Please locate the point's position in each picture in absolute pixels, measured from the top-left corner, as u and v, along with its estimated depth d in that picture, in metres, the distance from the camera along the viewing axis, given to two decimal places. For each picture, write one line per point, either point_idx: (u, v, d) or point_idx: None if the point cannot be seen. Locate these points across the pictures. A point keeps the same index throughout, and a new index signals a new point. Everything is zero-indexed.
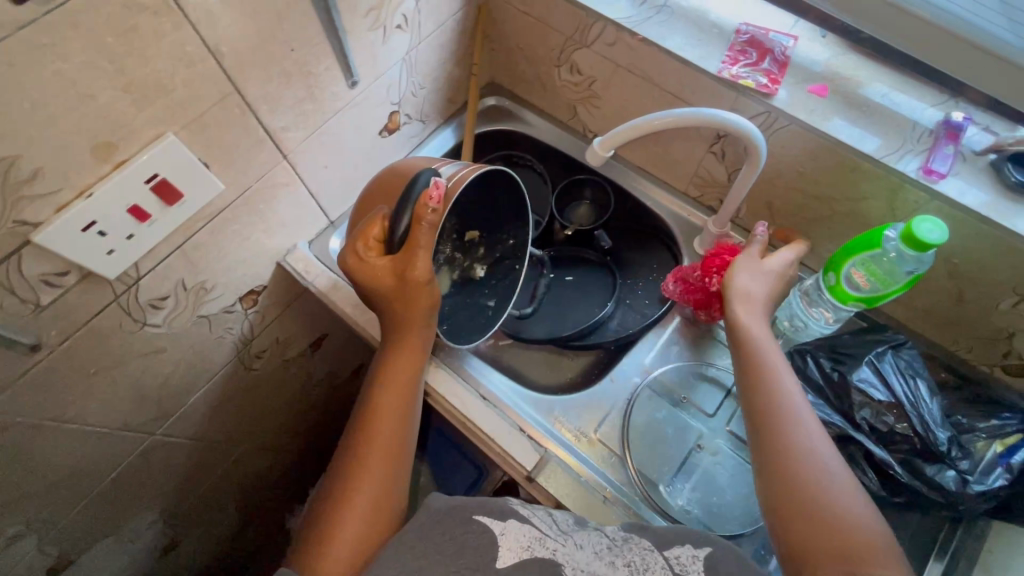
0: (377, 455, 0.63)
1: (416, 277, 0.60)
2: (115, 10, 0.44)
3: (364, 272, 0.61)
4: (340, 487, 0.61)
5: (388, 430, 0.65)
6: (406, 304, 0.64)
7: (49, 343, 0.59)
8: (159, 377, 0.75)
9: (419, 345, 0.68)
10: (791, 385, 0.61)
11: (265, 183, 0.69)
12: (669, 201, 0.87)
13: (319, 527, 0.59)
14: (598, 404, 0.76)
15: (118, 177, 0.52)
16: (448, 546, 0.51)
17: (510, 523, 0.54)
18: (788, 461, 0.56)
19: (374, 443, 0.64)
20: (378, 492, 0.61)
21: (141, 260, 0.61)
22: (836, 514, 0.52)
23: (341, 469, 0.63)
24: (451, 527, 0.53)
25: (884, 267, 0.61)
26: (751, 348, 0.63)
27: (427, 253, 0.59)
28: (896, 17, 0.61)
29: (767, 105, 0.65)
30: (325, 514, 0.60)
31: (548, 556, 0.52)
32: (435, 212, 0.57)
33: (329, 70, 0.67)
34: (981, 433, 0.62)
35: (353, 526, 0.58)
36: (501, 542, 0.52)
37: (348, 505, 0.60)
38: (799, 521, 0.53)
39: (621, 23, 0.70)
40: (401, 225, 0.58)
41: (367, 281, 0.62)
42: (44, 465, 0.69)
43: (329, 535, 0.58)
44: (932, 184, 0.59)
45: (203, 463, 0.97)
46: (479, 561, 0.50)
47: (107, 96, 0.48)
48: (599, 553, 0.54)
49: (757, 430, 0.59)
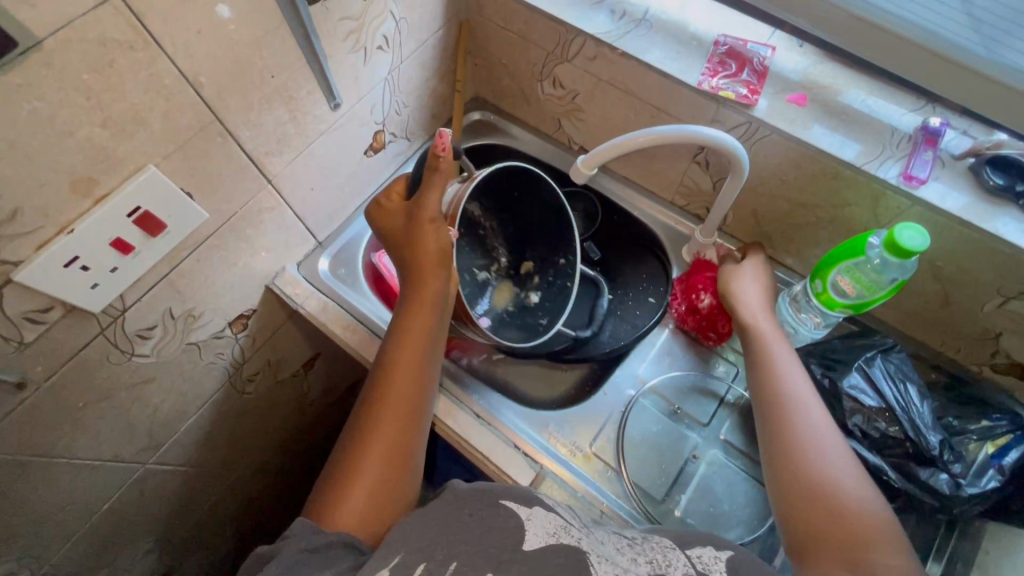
0: (393, 411, 0.62)
1: (425, 215, 0.66)
2: (90, 48, 0.44)
3: (384, 219, 0.70)
4: (354, 442, 0.61)
5: (403, 384, 0.63)
6: (420, 253, 0.66)
7: (35, 380, 0.58)
8: (150, 406, 0.75)
9: (433, 300, 0.66)
10: (800, 380, 0.61)
11: (250, 208, 0.69)
12: (656, 210, 0.87)
13: (332, 481, 0.58)
14: (592, 417, 0.76)
15: (100, 212, 0.52)
16: (472, 529, 0.49)
17: (536, 510, 0.53)
18: (800, 450, 0.56)
19: (389, 400, 0.62)
20: (394, 451, 0.60)
21: (126, 292, 0.60)
22: (843, 502, 0.52)
23: (355, 424, 0.62)
24: (476, 508, 0.51)
25: (869, 274, 0.61)
26: (761, 345, 0.65)
27: (436, 196, 0.66)
28: (868, 32, 0.61)
29: (748, 116, 0.65)
30: (338, 469, 0.59)
31: (574, 543, 0.50)
32: (445, 158, 0.64)
33: (312, 94, 0.67)
34: (973, 434, 0.62)
35: (367, 484, 0.57)
36: (527, 526, 0.51)
37: (363, 461, 0.59)
38: (801, 497, 0.54)
39: (601, 38, 0.70)
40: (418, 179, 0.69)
41: (386, 230, 0.70)
42: (35, 500, 0.69)
43: (343, 490, 0.57)
44: (913, 190, 0.60)
45: (198, 488, 0.97)
46: (504, 542, 0.49)
47: (84, 132, 0.47)
48: (621, 550, 0.53)
49: (769, 413, 0.60)
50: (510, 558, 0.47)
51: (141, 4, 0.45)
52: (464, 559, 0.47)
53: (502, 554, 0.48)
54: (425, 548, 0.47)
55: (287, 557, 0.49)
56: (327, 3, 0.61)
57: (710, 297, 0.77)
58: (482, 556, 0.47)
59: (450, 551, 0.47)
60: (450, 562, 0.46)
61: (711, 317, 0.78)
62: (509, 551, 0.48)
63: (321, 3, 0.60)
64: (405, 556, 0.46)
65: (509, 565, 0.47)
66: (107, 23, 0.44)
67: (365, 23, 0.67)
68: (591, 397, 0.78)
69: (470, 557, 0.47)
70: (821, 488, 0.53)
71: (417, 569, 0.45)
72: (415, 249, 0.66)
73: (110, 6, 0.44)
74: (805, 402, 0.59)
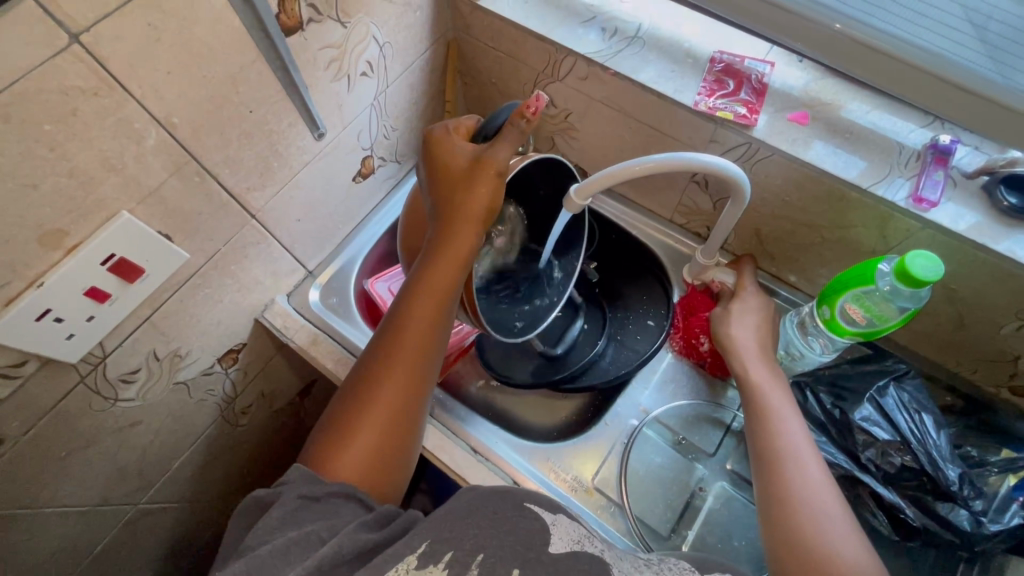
0: (404, 363, 0.57)
1: (484, 163, 0.56)
2: (50, 98, 0.42)
3: (447, 158, 0.58)
4: (363, 387, 0.57)
5: (419, 338, 0.58)
6: (464, 204, 0.57)
7: (13, 434, 0.56)
8: (138, 448, 0.73)
9: (461, 253, 0.58)
10: (798, 431, 0.59)
11: (234, 245, 0.67)
12: (655, 229, 0.84)
13: (339, 422, 0.56)
14: (595, 449, 0.73)
15: (71, 262, 0.50)
16: (498, 526, 0.45)
17: (561, 516, 0.49)
18: (791, 502, 0.54)
19: (401, 350, 0.57)
20: (402, 408, 0.57)
21: (105, 339, 0.58)
22: (832, 558, 0.50)
23: (363, 368, 0.58)
24: (502, 509, 0.47)
25: (878, 302, 0.58)
26: (755, 394, 0.63)
27: (505, 152, 0.55)
28: (873, 59, 0.59)
29: (747, 137, 0.62)
30: (344, 413, 0.56)
31: (597, 552, 0.46)
32: (529, 122, 0.54)
33: (293, 126, 0.64)
34: (993, 466, 0.60)
35: (368, 442, 0.54)
36: (553, 531, 0.46)
37: (370, 412, 0.55)
38: (796, 566, 0.51)
39: (592, 58, 0.67)
40: (489, 121, 0.58)
41: (444, 167, 0.58)
42: (22, 550, 0.67)
43: (350, 436, 0.54)
44: (923, 213, 0.57)
45: (194, 523, 0.94)
46: (530, 540, 0.44)
47: (50, 184, 0.45)
48: (638, 568, 0.48)
49: (764, 460, 0.58)
50: (537, 557, 0.43)
51: (103, 50, 0.43)
52: (491, 552, 0.42)
53: (528, 552, 0.43)
54: (453, 538, 0.43)
55: (287, 504, 0.48)
56: (306, 33, 0.59)
57: (708, 340, 0.75)
58: (509, 552, 0.43)
59: (478, 542, 0.43)
60: (477, 552, 0.42)
61: (713, 356, 0.76)
62: (536, 551, 0.44)
63: (299, 33, 0.58)
64: (433, 545, 0.43)
65: (536, 564, 0.42)
66: (67, 71, 0.42)
67: (347, 50, 0.65)
68: (593, 428, 0.75)
69: (498, 551, 0.43)
70: (816, 560, 0.50)
71: (444, 558, 0.42)
72: (457, 196, 0.57)
73: (71, 53, 0.42)
74: (800, 453, 0.57)
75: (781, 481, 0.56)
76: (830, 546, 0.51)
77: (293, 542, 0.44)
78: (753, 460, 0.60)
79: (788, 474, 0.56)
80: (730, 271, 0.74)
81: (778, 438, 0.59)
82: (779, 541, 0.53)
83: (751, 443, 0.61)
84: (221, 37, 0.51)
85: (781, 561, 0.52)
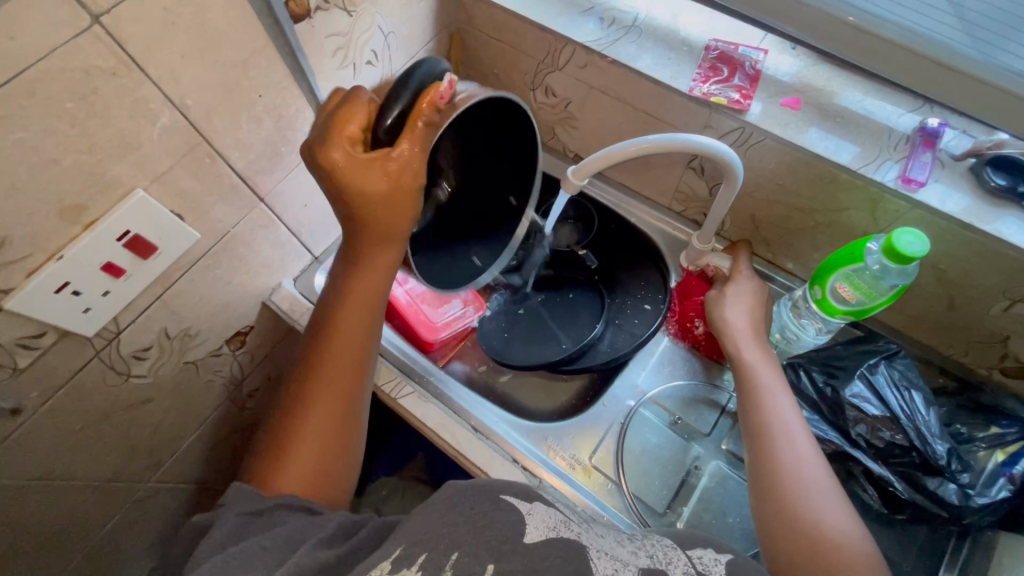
0: (343, 390, 0.58)
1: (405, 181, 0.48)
2: (72, 76, 0.44)
3: (348, 176, 0.47)
4: (305, 420, 0.56)
5: (350, 351, 0.58)
6: (385, 224, 0.51)
7: (31, 406, 0.58)
8: (149, 426, 0.75)
9: (383, 270, 0.56)
10: (787, 408, 0.61)
11: (244, 226, 0.69)
12: (652, 217, 0.86)
13: (277, 438, 0.56)
14: (592, 428, 0.75)
15: (89, 236, 0.52)
16: (473, 521, 0.44)
17: (538, 504, 0.49)
18: (779, 477, 0.56)
19: (342, 370, 0.58)
20: (354, 422, 0.58)
21: (120, 314, 0.60)
22: (817, 530, 0.52)
23: (302, 395, 0.57)
24: (478, 504, 0.46)
25: (867, 280, 0.60)
26: (745, 374, 0.64)
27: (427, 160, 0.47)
28: (854, 37, 0.61)
29: (740, 121, 0.64)
30: (291, 439, 0.55)
31: (574, 537, 0.46)
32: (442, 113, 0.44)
33: (300, 111, 0.66)
34: (981, 442, 0.61)
35: (309, 456, 0.55)
36: (528, 521, 0.46)
37: (310, 431, 0.55)
38: (787, 537, 0.52)
39: (591, 46, 0.69)
40: (391, 110, 0.45)
41: (350, 186, 0.47)
42: (37, 522, 0.69)
43: (290, 452, 0.54)
44: (912, 193, 0.58)
45: (202, 504, 0.96)
46: (506, 533, 0.44)
47: (70, 160, 0.48)
48: (620, 543, 0.50)
49: (754, 438, 0.60)
50: (512, 549, 0.43)
51: (122, 31, 0.45)
52: (466, 550, 0.42)
53: (503, 545, 0.43)
54: (427, 539, 0.43)
55: (226, 523, 0.48)
56: (314, 21, 0.60)
57: (704, 324, 0.78)
58: (483, 548, 0.43)
59: (452, 542, 0.43)
60: (451, 552, 0.42)
61: (708, 339, 0.78)
62: (510, 542, 0.43)
63: (307, 21, 0.59)
64: (407, 549, 0.42)
65: (511, 555, 0.42)
66: (88, 51, 0.44)
67: (353, 38, 0.67)
68: (590, 409, 0.77)
69: (473, 548, 0.43)
70: (802, 534, 0.52)
71: (418, 560, 0.41)
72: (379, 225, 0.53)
73: (92, 34, 0.44)
74: (789, 429, 0.59)
75: (770, 458, 0.57)
76: (817, 520, 0.53)
77: (233, 557, 0.43)
78: (744, 439, 0.61)
79: (783, 454, 0.57)
80: (726, 256, 0.76)
81: (771, 415, 0.60)
82: (768, 515, 0.55)
83: (742, 419, 0.62)
84: (234, 23, 0.53)
85: (769, 535, 0.54)
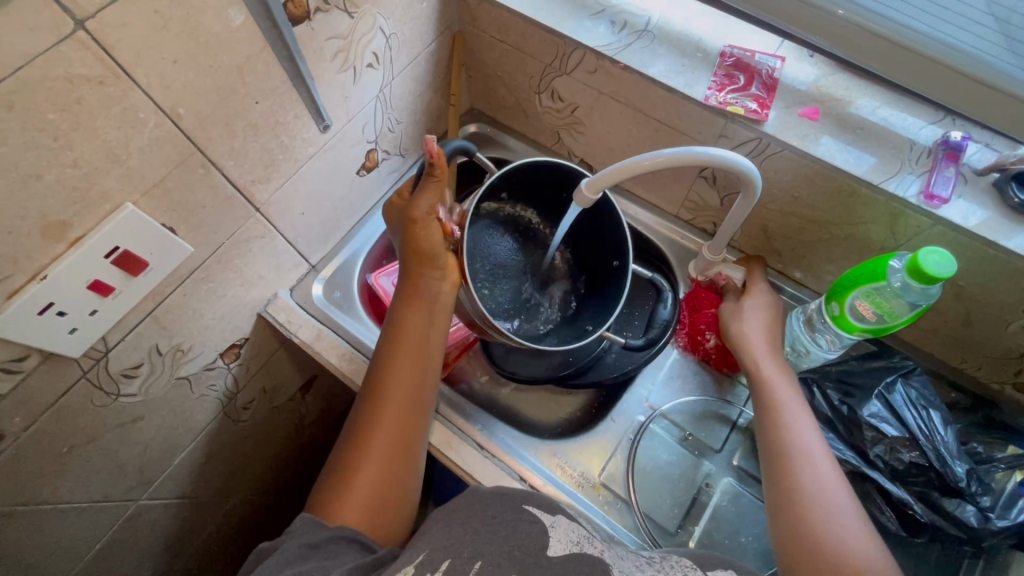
0: (405, 426, 0.59)
1: (419, 216, 0.58)
2: (54, 86, 0.41)
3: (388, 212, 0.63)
4: (368, 452, 0.56)
5: (409, 379, 0.60)
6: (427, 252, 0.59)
7: (13, 431, 0.55)
8: (140, 445, 0.72)
9: (436, 301, 0.62)
10: (803, 426, 0.59)
11: (239, 237, 0.66)
12: (661, 225, 0.84)
13: (339, 467, 0.56)
14: (601, 444, 0.73)
15: (75, 254, 0.48)
16: (496, 532, 0.45)
17: (561, 517, 0.49)
18: (799, 498, 0.54)
19: (402, 398, 0.59)
20: (414, 450, 0.59)
21: (108, 333, 0.57)
22: (840, 554, 0.51)
23: (363, 423, 0.58)
24: (499, 513, 0.47)
25: (889, 298, 0.58)
26: (762, 390, 0.63)
27: (433, 200, 0.57)
28: (885, 49, 0.59)
29: (758, 132, 0.62)
30: (353, 469, 0.56)
31: (598, 554, 0.45)
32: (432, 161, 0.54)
33: (299, 117, 0.63)
34: (1000, 463, 0.60)
35: (370, 485, 0.55)
36: (552, 533, 0.46)
37: (372, 460, 0.56)
38: (809, 561, 0.51)
39: (602, 50, 0.66)
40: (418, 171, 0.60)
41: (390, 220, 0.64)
42: (22, 547, 0.66)
43: (352, 481, 0.55)
44: (935, 209, 0.57)
45: (194, 519, 0.93)
46: (528, 545, 0.44)
47: (54, 174, 0.44)
48: (640, 567, 0.48)
49: (772, 458, 0.58)
50: (536, 562, 0.43)
51: (109, 37, 0.42)
52: (489, 559, 0.42)
53: (528, 557, 0.43)
54: (450, 546, 0.43)
55: (288, 551, 0.48)
56: (314, 23, 0.57)
57: (714, 337, 0.75)
58: (507, 557, 0.43)
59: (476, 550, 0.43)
60: (476, 560, 0.42)
61: (719, 352, 0.76)
62: (534, 556, 0.43)
63: (307, 23, 0.56)
64: (431, 554, 0.43)
65: (535, 568, 0.42)
66: (73, 58, 0.41)
67: (354, 40, 0.64)
68: (599, 424, 0.75)
69: (496, 557, 0.43)
70: (823, 559, 0.51)
71: (442, 567, 0.42)
72: (434, 260, 0.60)
73: (75, 40, 0.40)
74: (807, 448, 0.57)
75: (788, 478, 0.56)
76: (837, 542, 0.51)
77: None
78: (760, 458, 0.60)
79: (800, 478, 0.55)
80: (738, 268, 0.74)
81: (789, 434, 0.59)
82: (787, 537, 0.53)
83: (760, 438, 0.61)
84: (228, 25, 0.50)
85: (787, 558, 0.52)
